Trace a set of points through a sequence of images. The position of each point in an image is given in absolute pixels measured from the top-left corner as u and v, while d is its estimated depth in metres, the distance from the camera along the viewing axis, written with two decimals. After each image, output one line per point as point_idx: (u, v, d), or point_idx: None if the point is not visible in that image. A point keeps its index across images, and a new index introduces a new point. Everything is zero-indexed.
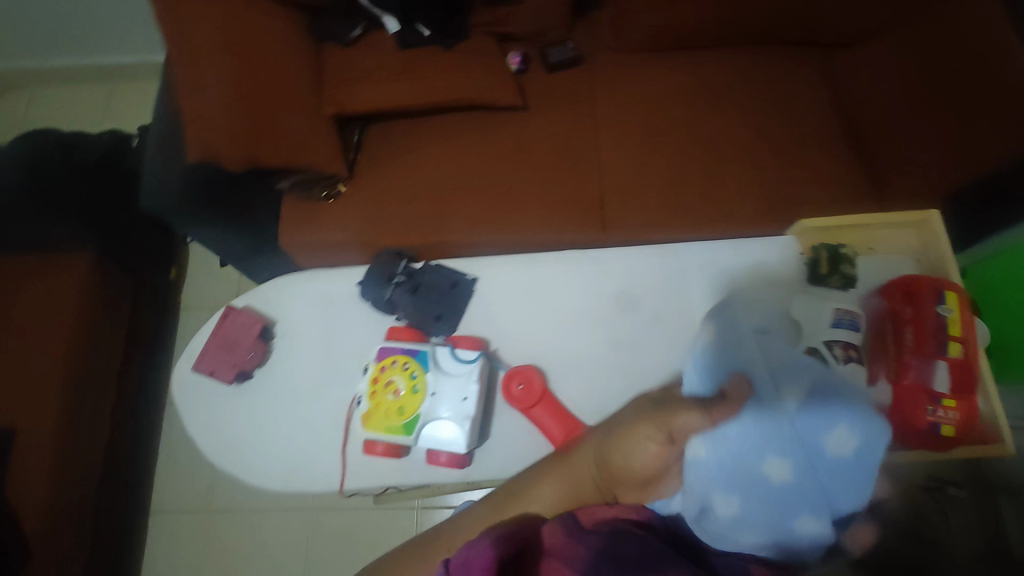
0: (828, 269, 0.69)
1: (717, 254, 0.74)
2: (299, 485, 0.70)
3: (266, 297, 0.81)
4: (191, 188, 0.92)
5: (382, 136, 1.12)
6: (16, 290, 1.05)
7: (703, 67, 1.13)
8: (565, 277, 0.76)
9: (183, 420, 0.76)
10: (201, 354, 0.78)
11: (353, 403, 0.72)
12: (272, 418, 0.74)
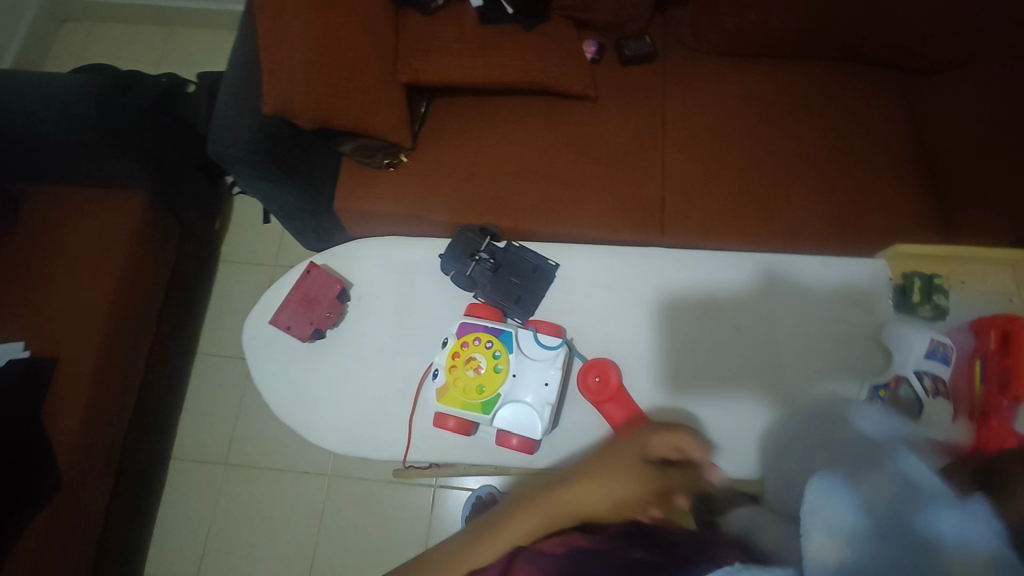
0: (919, 298, 0.70)
1: (802, 274, 0.76)
2: (360, 448, 0.71)
3: (343, 257, 0.81)
4: (259, 142, 0.90)
5: (449, 110, 1.10)
6: (70, 223, 1.05)
7: (779, 79, 1.11)
8: (658, 276, 0.77)
9: (251, 367, 0.78)
10: (279, 307, 0.78)
11: (426, 374, 0.73)
12: (340, 384, 0.75)
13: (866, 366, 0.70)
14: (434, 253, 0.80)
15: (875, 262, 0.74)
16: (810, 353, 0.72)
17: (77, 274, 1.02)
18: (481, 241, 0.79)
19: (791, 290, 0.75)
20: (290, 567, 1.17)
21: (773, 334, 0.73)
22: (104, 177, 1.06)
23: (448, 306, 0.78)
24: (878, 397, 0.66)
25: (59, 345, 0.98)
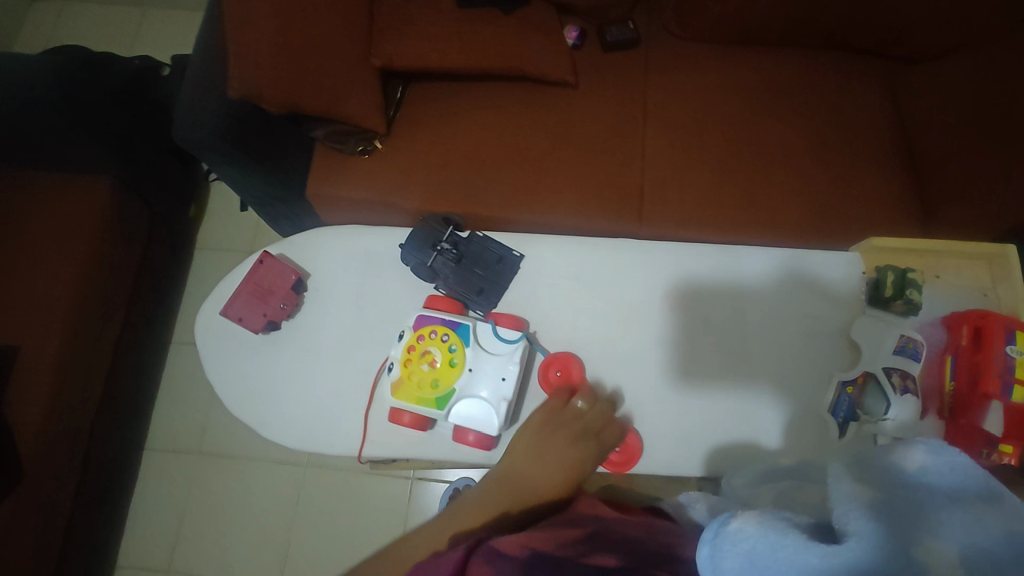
0: (892, 292, 0.68)
1: (777, 263, 0.74)
2: (316, 442, 0.70)
3: (302, 247, 0.79)
4: (226, 126, 0.88)
5: (425, 95, 1.07)
6: (34, 208, 1.02)
7: (761, 67, 1.08)
8: (624, 265, 0.75)
9: (203, 359, 0.75)
10: (231, 297, 0.75)
11: (381, 369, 0.71)
12: (297, 377, 0.73)
13: (837, 357, 0.70)
14: (396, 243, 0.78)
15: (850, 255, 0.74)
16: (783, 343, 0.71)
17: (40, 260, 0.99)
18: (444, 231, 0.77)
19: (765, 281, 0.74)
20: (265, 558, 1.15)
21: (744, 324, 0.72)
22: (69, 161, 1.03)
23: (410, 297, 0.76)
24: (846, 393, 0.66)
25: (21, 332, 0.95)
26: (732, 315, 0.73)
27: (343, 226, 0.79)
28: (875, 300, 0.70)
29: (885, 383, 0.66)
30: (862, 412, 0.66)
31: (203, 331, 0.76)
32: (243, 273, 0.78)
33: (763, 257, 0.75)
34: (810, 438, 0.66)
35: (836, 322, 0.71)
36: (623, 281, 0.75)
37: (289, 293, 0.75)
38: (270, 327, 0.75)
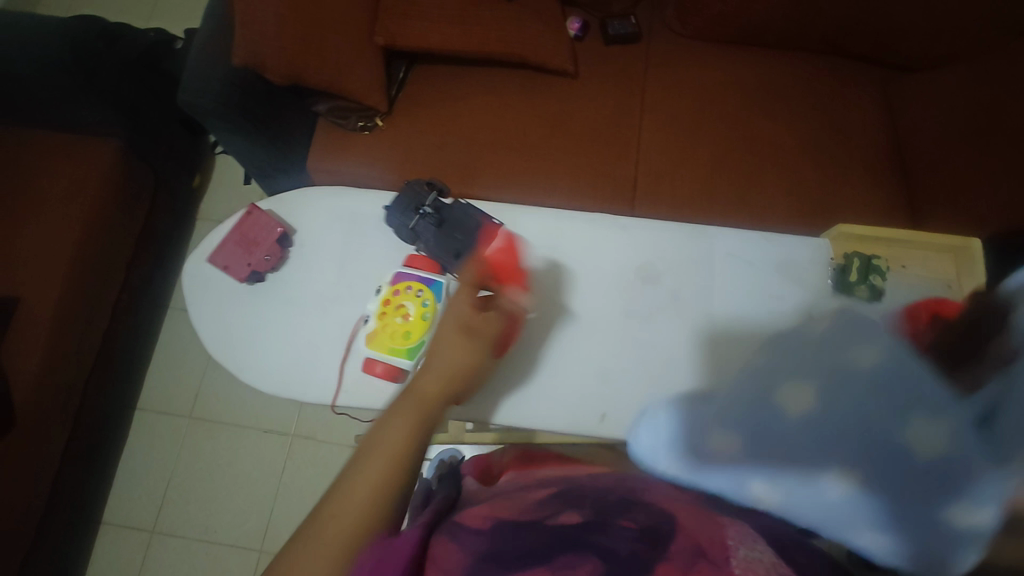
0: (856, 278, 0.72)
1: (747, 244, 0.77)
2: (292, 390, 0.72)
3: (295, 205, 0.81)
4: (229, 93, 0.90)
5: (428, 77, 1.09)
6: (41, 166, 1.05)
7: (758, 67, 1.10)
8: (603, 239, 0.79)
9: (189, 301, 0.78)
10: (217, 246, 0.77)
11: (360, 322, 0.73)
12: (279, 327, 0.75)
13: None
14: (381, 205, 0.80)
15: (819, 240, 0.77)
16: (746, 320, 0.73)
17: (45, 217, 1.02)
18: (427, 195, 0.77)
19: (733, 260, 0.76)
20: (248, 523, 1.18)
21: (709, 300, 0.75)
22: (78, 122, 1.05)
23: (392, 261, 0.78)
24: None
25: (22, 285, 0.98)
26: (700, 291, 0.75)
27: (335, 186, 0.81)
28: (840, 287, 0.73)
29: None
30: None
31: (192, 274, 0.78)
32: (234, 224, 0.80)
33: (732, 239, 0.78)
34: None
35: (798, 302, 0.73)
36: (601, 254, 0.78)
37: (273, 245, 0.77)
38: (253, 277, 0.77)
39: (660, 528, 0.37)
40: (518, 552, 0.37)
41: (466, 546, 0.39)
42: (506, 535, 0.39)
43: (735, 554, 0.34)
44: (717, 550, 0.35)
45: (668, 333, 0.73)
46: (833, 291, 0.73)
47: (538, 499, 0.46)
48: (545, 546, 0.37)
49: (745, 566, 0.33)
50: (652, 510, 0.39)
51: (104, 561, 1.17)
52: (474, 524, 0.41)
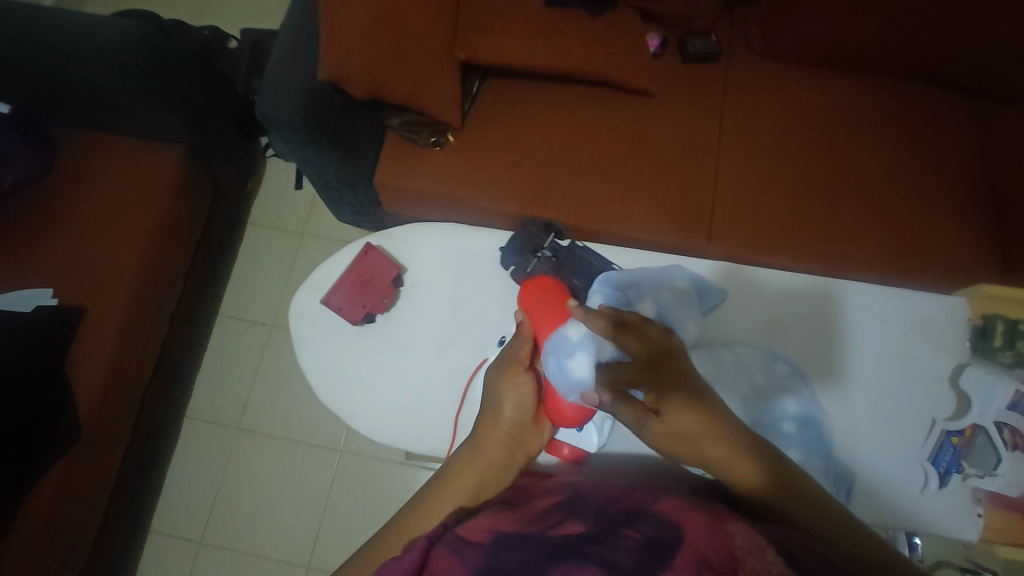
0: (1001, 343, 0.72)
1: (888, 302, 0.76)
2: (405, 440, 0.72)
3: (400, 241, 0.80)
4: (309, 108, 0.87)
5: (501, 92, 1.05)
6: (107, 172, 1.03)
7: (845, 92, 1.07)
8: (746, 280, 0.78)
9: (295, 343, 0.77)
10: (332, 287, 0.76)
11: (481, 367, 0.74)
12: (390, 373, 0.75)
13: (942, 405, 0.72)
14: (495, 245, 0.79)
15: (956, 300, 0.77)
16: (887, 381, 0.73)
17: (109, 224, 1.00)
18: (545, 238, 0.77)
19: (871, 317, 0.76)
20: (296, 538, 1.16)
21: (848, 357, 0.74)
22: (143, 127, 1.02)
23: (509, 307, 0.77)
24: (951, 443, 0.69)
25: (88, 295, 0.96)
26: (837, 336, 0.75)
27: (443, 223, 0.80)
28: (983, 350, 0.73)
29: (995, 436, 0.68)
30: (966, 462, 0.69)
31: (301, 315, 0.78)
32: (346, 261, 0.80)
33: (867, 290, 0.77)
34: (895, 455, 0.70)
35: (942, 371, 0.74)
36: (745, 293, 0.77)
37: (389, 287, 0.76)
38: (366, 319, 0.76)
39: (663, 537, 0.46)
40: (508, 567, 0.46)
41: (467, 560, 0.48)
42: (504, 549, 0.48)
43: (739, 563, 0.42)
44: (721, 559, 0.42)
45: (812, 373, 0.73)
46: (973, 355, 0.74)
47: (535, 513, 0.54)
48: (543, 558, 0.46)
49: (745, 570, 0.41)
50: (657, 522, 0.48)
51: (151, 573, 1.14)
52: (475, 539, 0.51)
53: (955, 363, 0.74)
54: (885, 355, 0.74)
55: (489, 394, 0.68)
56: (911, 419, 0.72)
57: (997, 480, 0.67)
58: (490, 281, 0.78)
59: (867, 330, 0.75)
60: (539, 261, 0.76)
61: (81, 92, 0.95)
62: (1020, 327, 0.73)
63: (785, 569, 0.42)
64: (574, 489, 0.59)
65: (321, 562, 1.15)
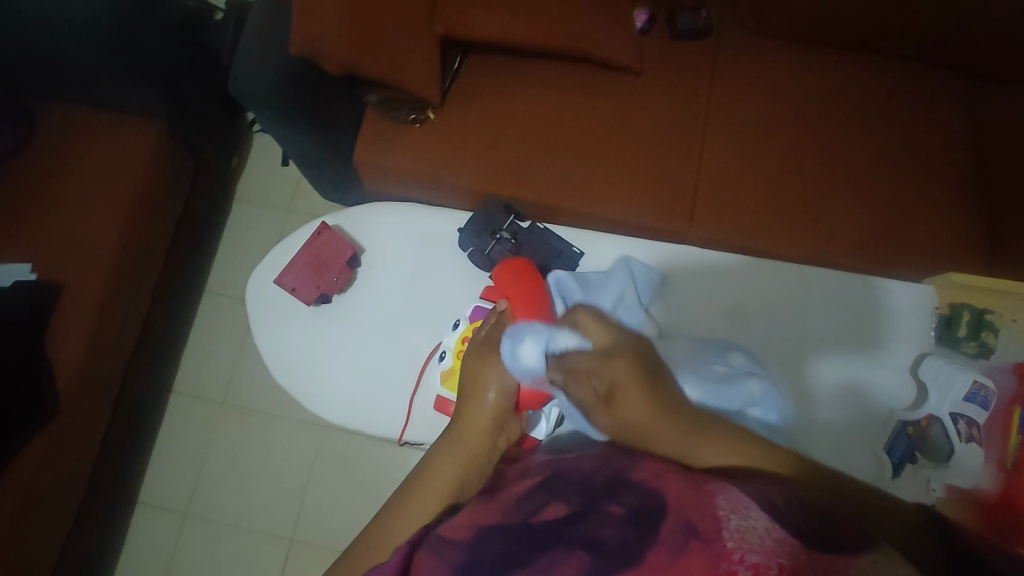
0: (966, 333, 0.75)
1: (852, 291, 0.80)
2: (357, 420, 0.78)
3: (357, 225, 0.85)
4: (282, 84, 0.85)
5: (483, 69, 1.03)
6: (85, 147, 1.02)
7: (836, 71, 1.03)
8: (718, 268, 0.81)
9: (255, 329, 0.83)
10: (287, 268, 0.82)
11: (431, 356, 0.79)
12: (343, 356, 0.80)
13: (901, 393, 0.76)
14: (455, 226, 0.85)
15: (924, 287, 0.80)
16: (846, 366, 0.77)
17: (87, 199, 1.00)
18: (504, 220, 0.83)
19: (833, 304, 0.79)
20: (279, 512, 1.18)
21: (810, 343, 0.78)
22: (120, 102, 1.01)
23: (464, 287, 0.83)
24: (906, 433, 0.72)
25: (66, 271, 0.96)
26: (803, 324, 0.79)
27: (399, 205, 0.85)
28: (948, 338, 0.76)
29: (950, 428, 0.70)
30: (920, 453, 0.72)
31: (261, 303, 0.83)
32: (302, 243, 0.85)
33: (833, 280, 0.81)
34: (858, 437, 0.74)
35: (904, 359, 0.77)
36: (716, 279, 0.81)
37: (343, 268, 0.82)
38: (321, 299, 0.82)
39: (647, 507, 0.44)
40: (486, 562, 0.44)
41: (446, 560, 0.47)
42: (482, 542, 0.46)
43: (725, 526, 0.40)
44: (706, 524, 0.41)
45: (776, 358, 0.77)
46: (936, 343, 0.77)
47: (514, 497, 0.52)
48: (522, 549, 0.44)
49: (733, 535, 0.40)
50: (639, 492, 0.46)
51: (137, 542, 1.17)
52: (456, 537, 0.49)
53: (918, 351, 0.77)
54: (847, 341, 0.78)
55: (472, 385, 0.69)
56: (874, 406, 0.75)
57: (950, 472, 0.70)
58: (442, 265, 0.84)
59: (833, 317, 0.79)
60: (497, 243, 0.82)
61: (55, 65, 0.94)
62: (984, 317, 0.76)
63: (775, 530, 0.41)
64: (555, 467, 0.56)
65: (304, 535, 1.16)
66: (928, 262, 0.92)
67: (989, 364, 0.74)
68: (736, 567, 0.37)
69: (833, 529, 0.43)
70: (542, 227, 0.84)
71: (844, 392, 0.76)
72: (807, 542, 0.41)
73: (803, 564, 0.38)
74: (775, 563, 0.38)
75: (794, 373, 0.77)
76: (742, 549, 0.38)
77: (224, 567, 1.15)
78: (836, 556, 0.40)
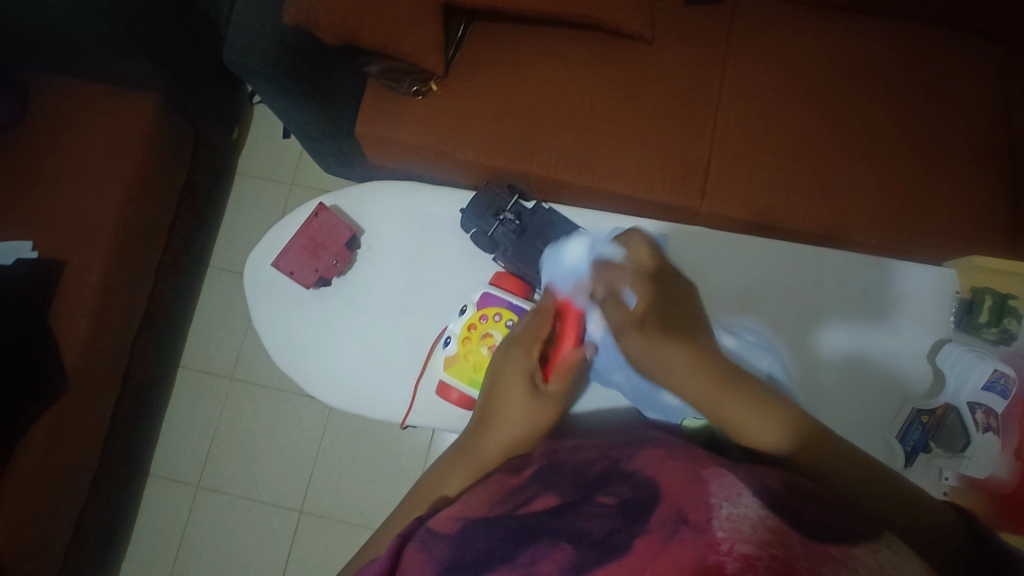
0: (986, 320, 0.73)
1: (868, 273, 0.78)
2: (359, 404, 0.78)
3: (356, 205, 0.84)
4: (279, 56, 0.82)
5: (489, 38, 0.99)
6: (82, 120, 1.00)
7: (859, 39, 0.98)
8: (730, 246, 0.79)
9: (254, 313, 0.82)
10: (283, 250, 0.81)
11: (437, 341, 0.78)
12: (344, 340, 0.80)
13: (917, 381, 0.75)
14: (457, 207, 0.83)
15: (946, 271, 0.77)
16: (860, 350, 0.76)
17: (86, 175, 0.98)
18: (508, 201, 0.81)
19: (850, 288, 0.77)
20: (288, 486, 1.20)
21: (824, 326, 0.76)
22: (115, 73, 0.98)
23: (466, 268, 0.81)
24: (920, 421, 0.72)
25: (67, 247, 0.95)
26: (814, 303, 0.77)
27: (399, 182, 0.84)
28: (967, 325, 0.74)
29: (967, 418, 0.70)
30: (935, 442, 0.72)
31: (260, 286, 0.82)
32: (297, 224, 0.84)
33: (849, 260, 0.78)
34: (872, 425, 0.73)
35: (922, 346, 0.75)
36: (729, 255, 0.79)
37: (340, 249, 0.80)
38: (320, 283, 0.81)
39: (638, 498, 0.44)
40: (473, 558, 0.44)
41: (433, 556, 0.46)
42: (469, 538, 0.46)
43: (716, 514, 0.39)
44: (697, 513, 0.40)
45: (787, 339, 0.76)
46: (956, 328, 0.75)
47: (503, 489, 0.53)
48: (509, 542, 0.44)
49: (724, 525, 0.38)
50: (634, 482, 0.47)
51: (152, 514, 1.20)
52: (445, 531, 0.49)
53: (936, 337, 0.75)
54: (861, 323, 0.76)
55: (494, 394, 0.66)
56: (890, 395, 0.74)
57: (964, 461, 0.70)
58: (443, 247, 0.82)
59: (847, 298, 0.77)
60: (500, 224, 0.80)
61: (45, 35, 0.91)
62: (1008, 303, 0.74)
63: (769, 518, 0.39)
64: (549, 457, 0.57)
65: (313, 507, 1.18)
66: (953, 243, 0.89)
67: (1009, 351, 0.74)
68: (724, 559, 0.36)
69: (839, 515, 0.41)
70: (547, 206, 0.82)
71: (858, 378, 0.75)
72: (807, 532, 0.38)
73: (798, 554, 0.36)
74: (767, 553, 0.36)
75: (804, 354, 0.75)
76: (731, 539, 0.37)
77: (236, 537, 1.18)
78: (833, 544, 0.37)
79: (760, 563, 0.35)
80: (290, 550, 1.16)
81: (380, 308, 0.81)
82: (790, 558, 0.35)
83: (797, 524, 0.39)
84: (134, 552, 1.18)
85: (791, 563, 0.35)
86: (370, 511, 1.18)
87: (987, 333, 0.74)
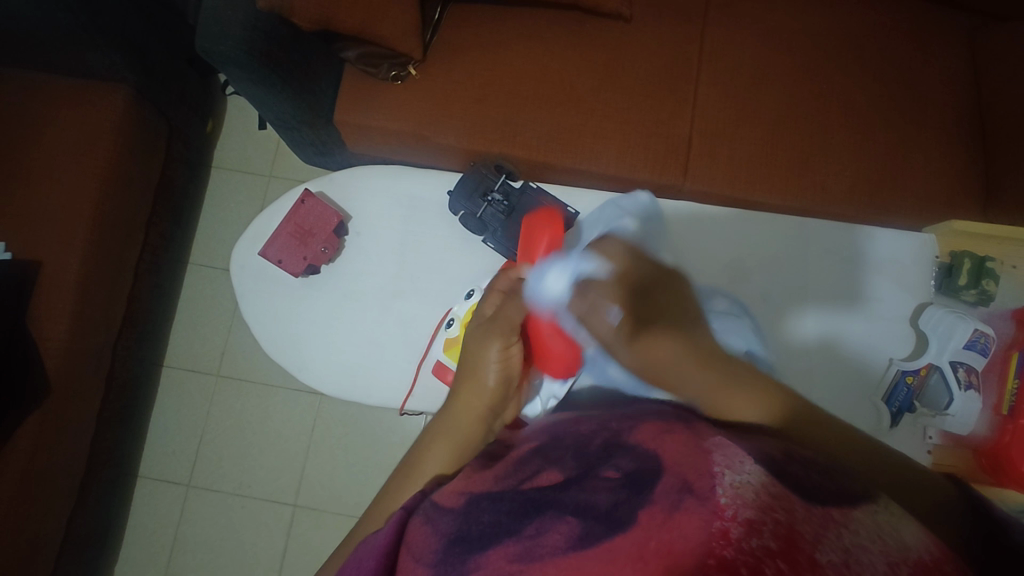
0: (966, 282, 0.76)
1: (849, 242, 0.79)
2: (354, 393, 0.78)
3: (342, 192, 0.83)
4: (252, 44, 0.80)
5: (465, 20, 0.97)
6: (51, 117, 0.97)
7: (834, 11, 0.99)
8: (719, 221, 0.80)
9: (243, 305, 0.81)
10: (270, 240, 0.80)
11: (440, 324, 0.78)
12: (336, 329, 0.79)
13: (901, 344, 0.77)
14: (444, 189, 0.82)
15: (926, 237, 0.80)
16: (843, 321, 0.78)
17: (56, 173, 0.95)
18: (495, 181, 0.81)
19: (833, 258, 0.79)
20: (280, 480, 1.19)
21: (806, 300, 0.78)
22: (82, 66, 0.95)
23: (455, 251, 0.81)
24: (905, 382, 0.74)
25: (41, 247, 0.93)
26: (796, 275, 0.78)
27: (383, 167, 0.83)
28: (946, 287, 0.77)
29: (950, 376, 0.73)
30: (919, 402, 0.74)
31: (249, 277, 0.82)
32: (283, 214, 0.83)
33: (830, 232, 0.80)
34: (864, 396, 0.75)
35: (903, 310, 0.77)
36: (718, 229, 0.80)
37: (329, 234, 0.79)
38: (310, 271, 0.80)
39: (641, 470, 0.45)
40: (479, 531, 0.46)
41: (439, 528, 0.48)
42: (475, 512, 0.48)
43: (720, 482, 0.39)
44: (701, 482, 0.40)
45: (768, 310, 0.77)
46: (937, 292, 0.77)
47: (510, 463, 0.54)
48: (515, 516, 0.45)
49: (728, 492, 0.38)
50: (636, 455, 0.47)
51: (144, 515, 1.18)
52: (449, 504, 0.51)
53: (918, 301, 0.78)
54: (839, 293, 0.78)
55: (471, 363, 0.69)
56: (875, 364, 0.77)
57: (948, 418, 0.73)
58: (430, 232, 0.81)
59: (827, 269, 0.78)
60: (488, 205, 0.80)
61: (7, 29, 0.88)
62: (985, 265, 0.77)
63: (773, 485, 0.39)
64: (548, 432, 0.58)
65: (308, 501, 1.18)
66: (929, 211, 0.90)
67: (988, 312, 0.77)
68: (730, 525, 0.36)
69: (835, 480, 0.41)
70: (534, 186, 0.82)
71: (843, 351, 0.77)
72: (807, 496, 0.38)
73: (800, 518, 0.36)
74: (769, 518, 0.36)
75: (781, 324, 0.77)
76: (735, 505, 0.37)
77: (231, 534, 1.17)
78: (835, 506, 0.38)
79: (765, 527, 0.35)
80: (286, 542, 1.16)
81: (370, 295, 0.80)
82: (792, 524, 0.36)
83: (800, 492, 0.39)
84: (129, 553, 1.17)
85: (794, 527, 0.35)
86: (365, 501, 1.18)
87: (967, 295, 0.77)
